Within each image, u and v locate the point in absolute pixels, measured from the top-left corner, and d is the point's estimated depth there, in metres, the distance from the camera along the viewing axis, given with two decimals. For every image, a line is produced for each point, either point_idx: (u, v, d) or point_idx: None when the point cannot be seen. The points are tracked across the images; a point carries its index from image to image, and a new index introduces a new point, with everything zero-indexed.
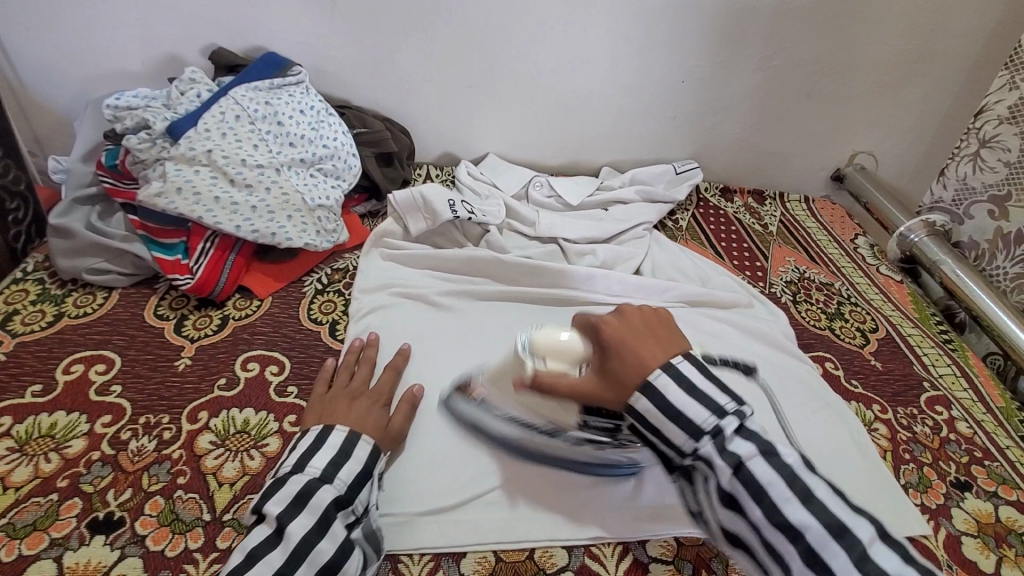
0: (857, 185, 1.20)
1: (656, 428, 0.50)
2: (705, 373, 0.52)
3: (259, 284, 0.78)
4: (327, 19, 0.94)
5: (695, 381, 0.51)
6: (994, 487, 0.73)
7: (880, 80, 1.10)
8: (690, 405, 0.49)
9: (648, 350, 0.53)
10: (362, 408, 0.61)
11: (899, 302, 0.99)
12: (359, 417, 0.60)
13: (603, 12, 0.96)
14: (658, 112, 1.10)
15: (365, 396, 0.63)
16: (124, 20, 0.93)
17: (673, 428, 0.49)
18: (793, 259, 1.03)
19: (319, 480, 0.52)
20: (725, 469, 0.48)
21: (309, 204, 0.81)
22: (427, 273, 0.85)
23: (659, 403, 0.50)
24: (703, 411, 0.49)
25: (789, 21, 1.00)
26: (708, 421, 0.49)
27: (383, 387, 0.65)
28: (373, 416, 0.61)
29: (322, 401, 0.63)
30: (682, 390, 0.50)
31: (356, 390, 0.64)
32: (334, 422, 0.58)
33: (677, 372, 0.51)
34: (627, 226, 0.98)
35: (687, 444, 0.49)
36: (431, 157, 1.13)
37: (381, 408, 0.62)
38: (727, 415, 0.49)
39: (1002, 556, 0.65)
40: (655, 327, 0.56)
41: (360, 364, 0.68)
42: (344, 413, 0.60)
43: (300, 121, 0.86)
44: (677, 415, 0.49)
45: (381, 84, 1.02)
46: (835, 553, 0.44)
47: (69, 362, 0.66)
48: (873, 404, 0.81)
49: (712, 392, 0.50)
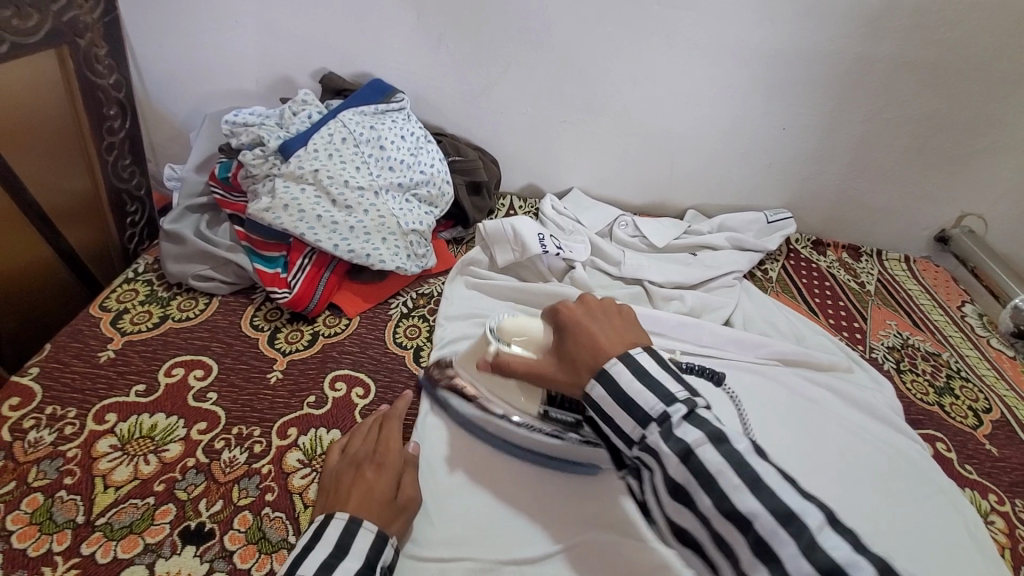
0: (964, 249, 1.11)
1: (607, 414, 0.48)
2: (662, 362, 0.48)
3: (349, 302, 0.79)
4: (432, 51, 0.97)
5: (648, 369, 0.48)
6: None
7: (1003, 140, 1.02)
8: (638, 392, 0.46)
9: (606, 336, 0.52)
10: (367, 481, 0.55)
11: (1013, 380, 0.90)
12: (363, 497, 0.53)
13: (707, 58, 0.95)
14: (752, 158, 1.07)
15: (370, 460, 0.57)
16: (247, 43, 0.99)
17: (621, 416, 0.47)
18: (894, 323, 0.96)
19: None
20: (670, 459, 0.44)
21: (404, 228, 0.82)
22: (510, 305, 0.84)
23: (612, 391, 0.48)
24: (651, 398, 0.46)
25: (907, 76, 0.96)
26: (655, 408, 0.45)
27: (389, 452, 0.58)
28: (379, 488, 0.54)
29: (329, 478, 0.56)
30: (632, 376, 0.47)
31: (363, 457, 0.57)
32: (336, 506, 0.52)
33: (634, 361, 0.48)
34: (717, 273, 0.95)
35: (636, 431, 0.46)
36: (516, 188, 1.14)
37: (389, 476, 0.56)
38: (677, 402, 0.45)
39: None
40: (617, 318, 0.54)
41: (367, 430, 0.61)
42: (348, 495, 0.53)
43: (400, 146, 0.88)
44: (626, 403, 0.47)
45: (476, 114, 1.04)
46: (783, 543, 0.39)
47: (171, 365, 0.68)
48: (989, 493, 0.73)
49: (663, 378, 0.47)
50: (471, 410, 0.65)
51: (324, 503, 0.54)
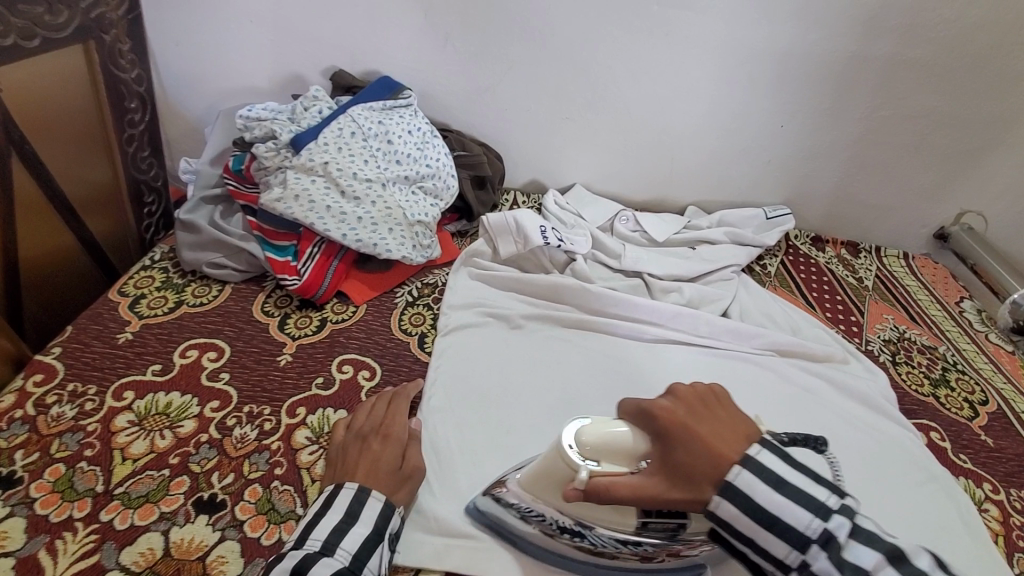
0: (964, 245, 1.12)
1: (747, 535, 0.42)
2: (787, 458, 0.43)
3: (356, 290, 0.82)
4: (439, 49, 1.00)
5: (783, 475, 0.42)
6: None
7: (1000, 138, 1.03)
8: (784, 508, 0.41)
9: (719, 438, 0.44)
10: (374, 451, 0.58)
11: (1010, 374, 0.91)
12: (370, 467, 0.56)
13: (706, 55, 0.97)
14: (752, 156, 1.08)
15: (376, 432, 0.60)
16: (259, 41, 1.03)
17: (768, 536, 0.41)
18: (891, 317, 0.97)
19: (320, 553, 0.48)
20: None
21: (410, 219, 0.85)
22: (513, 295, 0.86)
23: (749, 508, 0.41)
24: (802, 512, 0.40)
25: (904, 73, 0.97)
26: (812, 526, 0.40)
27: (394, 424, 0.62)
28: (386, 458, 0.58)
29: (337, 448, 0.60)
30: (770, 487, 0.41)
31: (369, 429, 0.61)
32: (346, 477, 0.56)
33: (761, 466, 0.42)
34: (715, 266, 0.97)
35: (792, 557, 0.41)
36: (519, 184, 1.16)
37: (394, 446, 0.59)
38: (835, 514, 0.40)
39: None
40: (717, 407, 0.46)
41: (375, 406, 0.64)
42: (357, 467, 0.57)
43: (407, 141, 0.90)
44: (772, 523, 0.41)
45: (480, 111, 1.07)
46: None
47: (185, 347, 0.71)
48: (983, 481, 0.73)
49: (807, 486, 0.41)
50: (530, 525, 0.56)
51: (333, 472, 0.57)
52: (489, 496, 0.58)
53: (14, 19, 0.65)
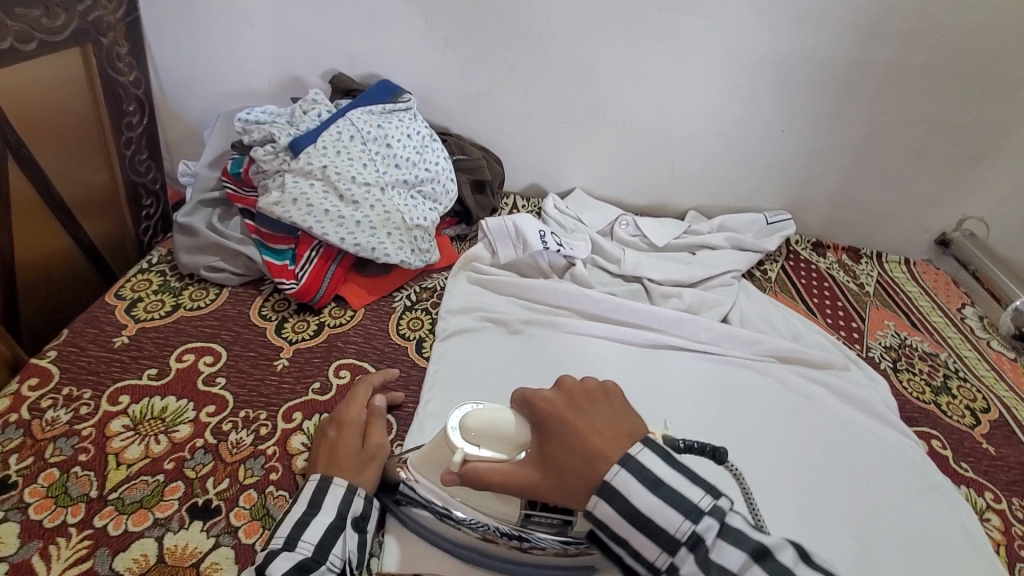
0: (965, 251, 1.12)
1: (624, 539, 0.43)
2: (667, 458, 0.44)
3: (354, 294, 0.81)
4: (439, 52, 1.00)
5: (659, 477, 0.43)
6: None
7: (1001, 144, 1.03)
8: (658, 510, 0.42)
9: (599, 433, 0.45)
10: (333, 439, 0.59)
11: (1012, 382, 0.90)
12: (329, 456, 0.57)
13: (707, 60, 0.97)
14: (752, 161, 1.08)
15: (333, 421, 0.61)
16: (260, 44, 1.02)
17: (643, 541, 0.42)
18: (892, 323, 0.97)
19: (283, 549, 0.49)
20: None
21: (409, 223, 0.84)
22: (511, 299, 0.86)
23: (624, 509, 0.42)
24: (675, 517, 0.42)
25: (906, 78, 0.97)
26: (682, 528, 0.42)
27: (350, 409, 0.62)
28: (349, 444, 0.59)
29: (314, 440, 0.61)
30: (646, 489, 0.42)
31: (328, 420, 0.62)
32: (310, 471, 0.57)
33: (639, 467, 0.43)
34: (715, 271, 0.96)
35: (662, 559, 0.42)
36: (519, 188, 1.16)
37: (352, 431, 0.60)
38: (705, 517, 0.42)
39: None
40: (600, 402, 0.47)
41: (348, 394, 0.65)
42: (324, 460, 0.57)
43: (407, 145, 0.90)
44: (645, 523, 0.42)
45: (481, 115, 1.07)
46: None
47: (182, 351, 0.71)
48: (985, 490, 0.73)
49: (681, 488, 0.43)
50: (445, 527, 0.55)
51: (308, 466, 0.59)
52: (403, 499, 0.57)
53: (12, 22, 0.65)
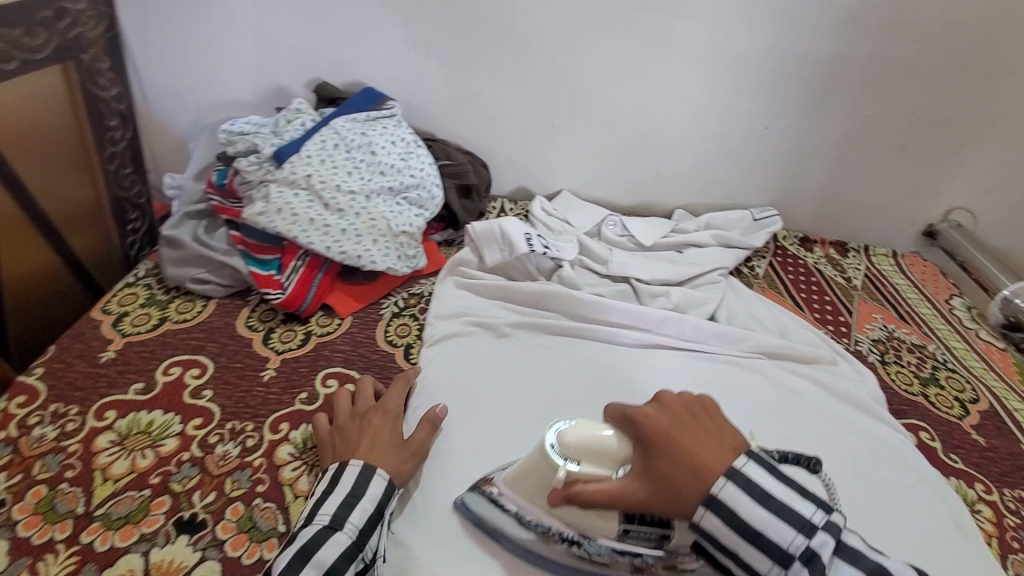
0: (953, 242, 1.12)
1: (733, 550, 0.45)
2: (775, 472, 0.45)
3: (341, 303, 0.81)
4: (422, 59, 1.00)
5: (771, 492, 0.44)
6: None
7: (985, 135, 1.03)
8: (771, 523, 0.44)
9: (707, 449, 0.46)
10: (374, 426, 0.61)
11: (1002, 372, 0.90)
12: (373, 439, 0.60)
13: (689, 59, 0.97)
14: (738, 158, 1.08)
15: (373, 410, 0.64)
16: (243, 55, 1.03)
17: (754, 553, 0.44)
18: (880, 316, 0.97)
19: (329, 529, 0.51)
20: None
21: (394, 230, 0.84)
22: (500, 303, 0.86)
23: (734, 522, 0.44)
24: (788, 531, 0.43)
25: (888, 72, 0.97)
26: (795, 543, 0.43)
27: (388, 401, 0.65)
28: (385, 431, 0.61)
29: (344, 427, 0.62)
30: (756, 503, 0.44)
31: (364, 409, 0.64)
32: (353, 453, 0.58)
33: (744, 481, 0.44)
34: (702, 270, 0.96)
35: (773, 571, 0.44)
36: (506, 192, 1.16)
37: (392, 418, 0.63)
38: (819, 532, 0.43)
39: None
40: (699, 417, 0.49)
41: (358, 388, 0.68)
42: (358, 443, 0.59)
43: (391, 151, 0.90)
44: (756, 536, 0.44)
45: (466, 120, 1.07)
46: None
47: (168, 364, 0.71)
48: (975, 482, 0.73)
49: (794, 504, 0.44)
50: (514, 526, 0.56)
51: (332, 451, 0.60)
52: (484, 503, 0.58)
53: None
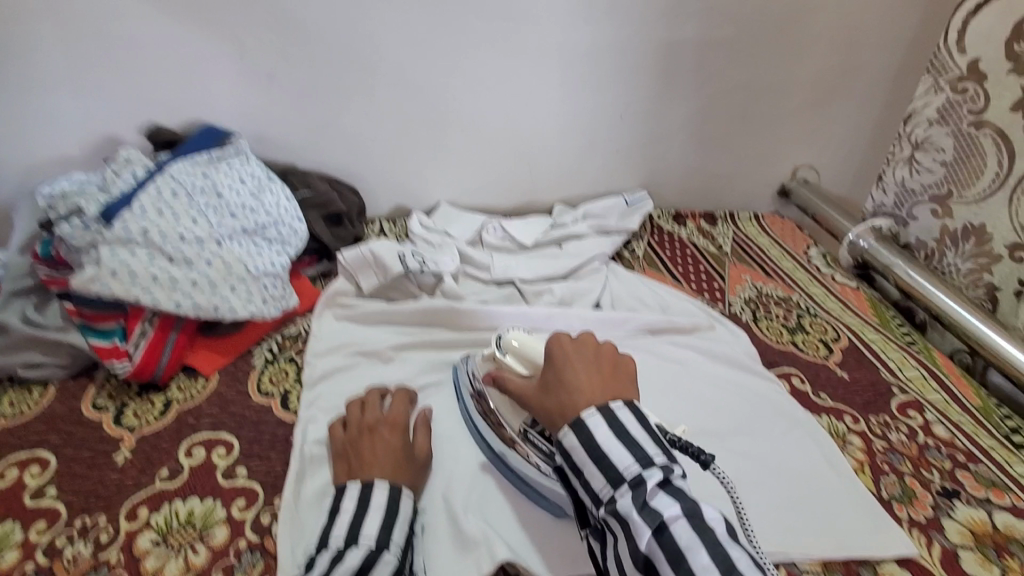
0: (804, 199, 1.22)
1: (579, 468, 0.51)
2: (641, 422, 0.52)
3: (203, 361, 0.75)
4: (266, 89, 0.95)
5: (628, 430, 0.51)
6: (983, 492, 0.69)
7: (810, 97, 1.14)
8: (615, 451, 0.50)
9: (593, 383, 0.55)
10: (385, 440, 0.62)
11: (858, 309, 0.98)
12: (385, 457, 0.60)
13: (535, 61, 0.99)
14: (603, 148, 1.12)
15: (384, 424, 0.64)
16: (60, 109, 0.92)
17: (594, 471, 0.50)
18: (749, 277, 1.04)
19: (377, 550, 0.51)
20: (642, 526, 0.46)
21: (254, 272, 0.79)
22: (384, 328, 0.83)
23: (586, 443, 0.51)
24: (627, 457, 0.49)
25: (717, 52, 1.05)
26: (630, 468, 0.49)
27: (397, 413, 0.66)
28: (397, 446, 0.61)
29: (354, 441, 0.62)
30: (609, 429, 0.51)
31: (375, 423, 0.64)
32: (368, 471, 0.58)
33: (613, 417, 0.52)
34: (583, 260, 0.99)
35: (605, 491, 0.49)
36: (384, 213, 1.12)
37: (402, 433, 0.63)
38: (653, 467, 0.49)
39: (1006, 568, 0.61)
40: (604, 364, 0.58)
41: (367, 402, 0.67)
42: (369, 460, 0.60)
43: (240, 190, 0.85)
44: (600, 458, 0.50)
45: (326, 145, 1.02)
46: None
47: (4, 467, 0.63)
48: (844, 415, 0.78)
49: (642, 442, 0.50)
50: (481, 422, 0.65)
51: (345, 470, 0.60)
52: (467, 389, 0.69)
53: None
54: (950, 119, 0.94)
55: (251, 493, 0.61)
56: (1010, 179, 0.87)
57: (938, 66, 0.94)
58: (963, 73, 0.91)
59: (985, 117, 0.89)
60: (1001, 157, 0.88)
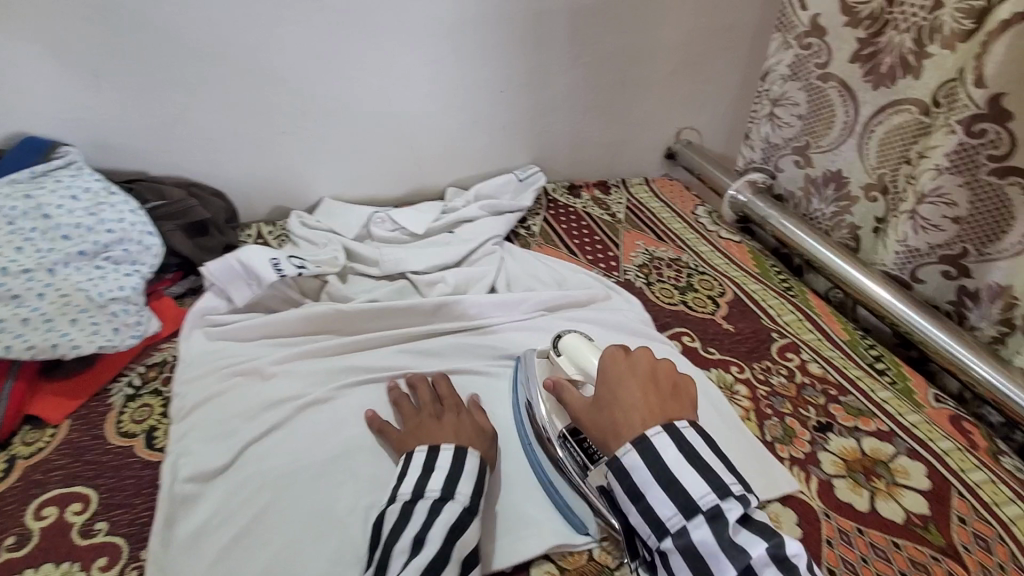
0: (687, 159, 1.26)
1: (640, 492, 0.51)
2: (708, 445, 0.52)
3: (50, 407, 0.67)
4: (97, 89, 0.84)
5: (698, 452, 0.51)
6: (853, 421, 0.74)
7: (684, 60, 1.16)
8: (687, 476, 0.49)
9: (652, 402, 0.55)
10: (448, 418, 0.64)
11: (741, 262, 1.03)
12: (452, 429, 0.62)
13: (403, 39, 0.94)
14: (489, 125, 1.09)
15: (446, 408, 0.66)
16: None
17: (660, 496, 0.50)
18: (642, 242, 1.06)
19: (469, 512, 0.54)
20: (721, 557, 0.45)
21: (98, 300, 0.70)
22: (265, 341, 0.77)
23: (655, 466, 0.51)
24: (701, 486, 0.49)
25: (589, 19, 1.04)
26: (705, 498, 0.48)
27: (453, 398, 0.68)
28: (461, 421, 0.64)
29: (419, 420, 0.64)
30: (676, 453, 0.51)
31: (436, 407, 0.66)
32: (439, 440, 0.60)
33: (679, 437, 0.52)
34: (476, 244, 0.96)
35: (675, 521, 0.48)
36: (262, 215, 1.04)
37: (463, 412, 0.66)
38: (729, 498, 0.48)
39: (874, 490, 0.67)
40: (665, 384, 0.58)
41: (418, 388, 0.70)
42: (438, 432, 0.62)
43: (72, 209, 0.74)
44: (670, 483, 0.50)
45: (180, 146, 0.92)
46: None
47: None
48: (730, 366, 0.82)
49: (719, 471, 0.50)
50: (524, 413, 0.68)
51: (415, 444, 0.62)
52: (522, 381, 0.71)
53: None
54: (801, 73, 0.99)
55: (114, 548, 0.55)
56: (857, 126, 0.93)
57: (785, 22, 0.99)
58: (807, 29, 0.95)
59: (829, 70, 0.94)
60: (846, 107, 0.93)
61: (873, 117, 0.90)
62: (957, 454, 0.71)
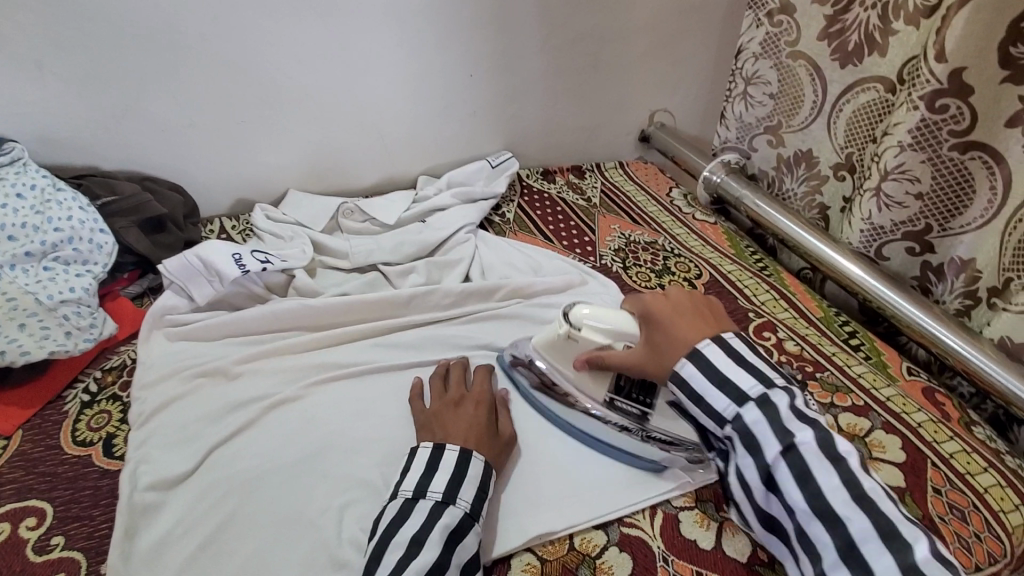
0: (661, 141, 1.24)
1: (699, 394, 0.53)
2: (751, 346, 0.54)
3: None
4: (36, 79, 0.79)
5: (744, 354, 0.53)
6: (829, 398, 0.74)
7: (655, 40, 1.15)
8: (733, 372, 0.52)
9: (698, 325, 0.56)
10: (467, 412, 0.62)
11: (716, 243, 1.03)
12: (468, 426, 0.60)
13: (364, 22, 0.90)
14: (459, 111, 1.06)
15: (469, 399, 0.64)
16: None
17: (716, 393, 0.52)
18: (618, 226, 1.05)
19: (471, 517, 0.52)
20: (771, 442, 0.48)
21: (47, 303, 0.66)
22: (228, 340, 0.73)
23: (705, 369, 0.53)
24: (750, 379, 0.51)
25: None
26: (755, 388, 0.51)
27: (482, 391, 0.66)
28: (481, 419, 0.62)
29: (440, 412, 0.63)
30: (726, 357, 0.53)
31: (459, 397, 0.65)
32: (454, 436, 0.59)
33: (728, 345, 0.54)
34: (448, 233, 0.94)
35: (730, 410, 0.51)
36: (224, 209, 1.00)
37: (487, 409, 0.64)
38: (776, 388, 0.50)
39: None
40: (700, 305, 0.58)
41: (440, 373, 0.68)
42: (455, 426, 0.60)
43: (16, 207, 0.70)
44: (721, 381, 0.52)
45: (131, 138, 0.87)
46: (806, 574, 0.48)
47: None
48: None
49: (763, 366, 0.52)
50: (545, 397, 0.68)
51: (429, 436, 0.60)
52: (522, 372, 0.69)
53: None
54: (771, 51, 0.98)
55: (71, 564, 0.52)
56: (824, 107, 0.93)
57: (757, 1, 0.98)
58: (778, 6, 0.94)
59: (799, 47, 0.93)
60: (815, 87, 0.93)
61: (840, 97, 0.90)
62: (931, 425, 0.72)
